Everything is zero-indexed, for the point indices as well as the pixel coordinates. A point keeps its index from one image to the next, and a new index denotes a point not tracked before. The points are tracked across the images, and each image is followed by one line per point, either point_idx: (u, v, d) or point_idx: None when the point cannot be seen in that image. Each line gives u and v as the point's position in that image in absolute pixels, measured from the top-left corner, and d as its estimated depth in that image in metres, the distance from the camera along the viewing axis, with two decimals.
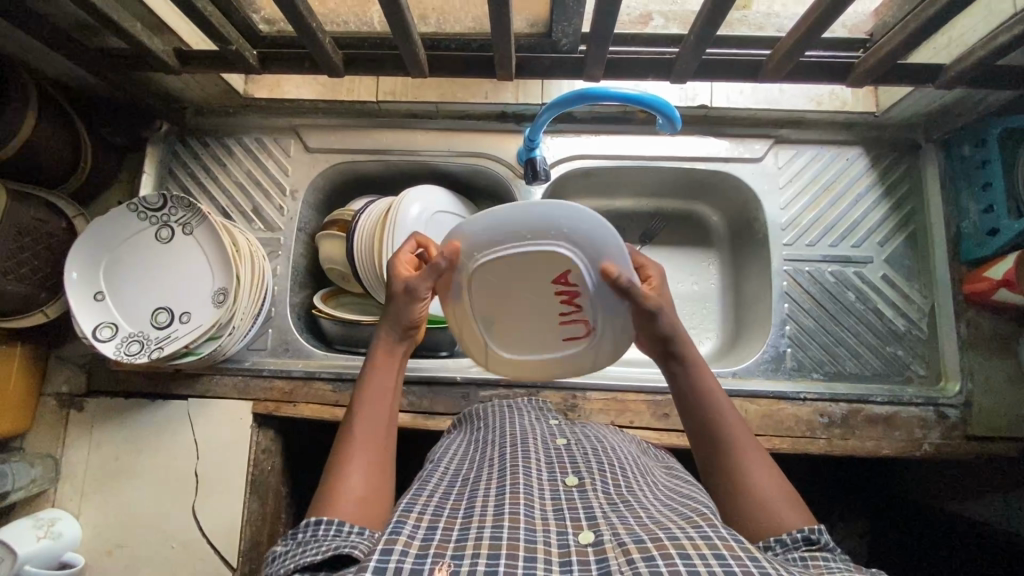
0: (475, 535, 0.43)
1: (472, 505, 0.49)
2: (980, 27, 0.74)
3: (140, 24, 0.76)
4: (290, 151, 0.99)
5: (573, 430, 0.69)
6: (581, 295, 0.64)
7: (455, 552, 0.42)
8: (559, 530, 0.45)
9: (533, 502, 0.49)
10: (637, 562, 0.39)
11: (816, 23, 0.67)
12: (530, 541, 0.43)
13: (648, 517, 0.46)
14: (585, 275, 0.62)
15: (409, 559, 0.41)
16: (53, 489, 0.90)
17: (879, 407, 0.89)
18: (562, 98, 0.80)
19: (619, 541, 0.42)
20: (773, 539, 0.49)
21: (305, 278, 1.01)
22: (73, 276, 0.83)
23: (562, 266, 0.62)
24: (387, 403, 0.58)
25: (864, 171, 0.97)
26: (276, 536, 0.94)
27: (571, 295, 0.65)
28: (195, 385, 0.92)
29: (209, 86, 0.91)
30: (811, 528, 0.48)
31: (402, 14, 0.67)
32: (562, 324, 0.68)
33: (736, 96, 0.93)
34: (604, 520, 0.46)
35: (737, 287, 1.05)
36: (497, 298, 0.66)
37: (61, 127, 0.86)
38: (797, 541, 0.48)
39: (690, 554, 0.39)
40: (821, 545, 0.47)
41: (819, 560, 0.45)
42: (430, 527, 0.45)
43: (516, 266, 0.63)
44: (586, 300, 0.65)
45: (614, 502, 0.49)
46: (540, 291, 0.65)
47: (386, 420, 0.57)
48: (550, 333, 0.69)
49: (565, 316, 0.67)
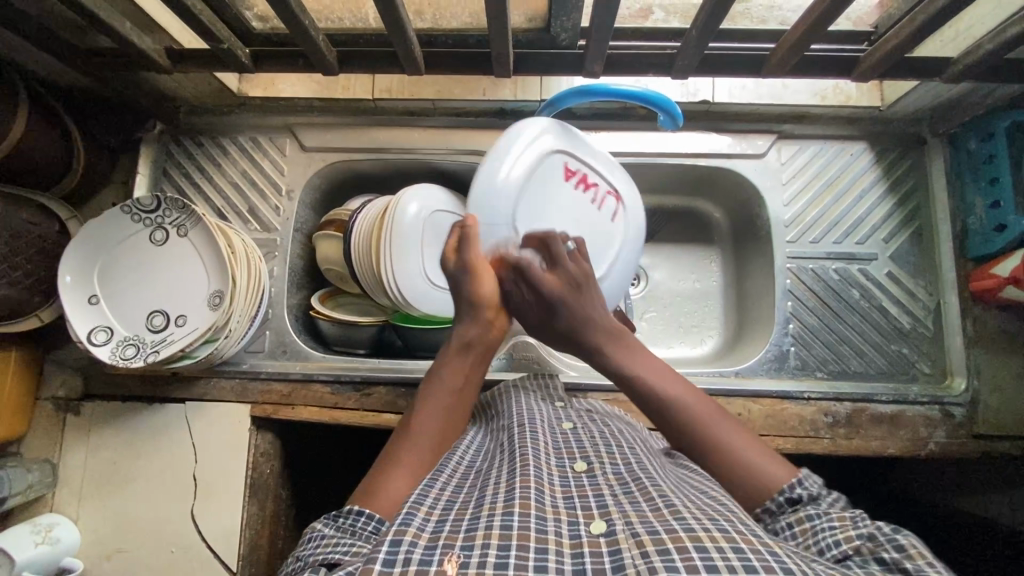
0: (486, 524, 0.42)
1: (483, 492, 0.47)
2: (990, 18, 0.73)
3: (130, 22, 0.75)
4: (286, 151, 0.98)
5: (579, 412, 0.68)
6: (585, 174, 0.78)
7: (465, 543, 0.40)
8: (570, 520, 0.43)
9: (544, 488, 0.48)
10: (651, 555, 0.38)
11: (822, 14, 0.65)
12: (542, 531, 0.41)
13: (662, 500, 0.45)
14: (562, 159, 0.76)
15: (418, 550, 0.40)
16: (51, 494, 0.89)
17: (885, 406, 0.88)
18: (561, 96, 0.77)
19: (632, 532, 0.41)
20: (761, 509, 0.51)
21: (302, 279, 1.00)
22: (68, 279, 0.82)
23: (559, 161, 0.76)
24: (455, 401, 0.60)
25: (869, 165, 0.95)
26: (276, 540, 0.93)
27: (580, 178, 0.78)
28: (192, 389, 0.91)
29: (203, 84, 0.90)
30: (791, 487, 0.50)
31: (397, 12, 0.66)
32: (598, 206, 0.79)
33: (738, 91, 0.91)
34: (616, 508, 0.44)
35: (740, 284, 1.04)
36: (551, 212, 0.75)
37: (52, 128, 0.85)
38: (781, 505, 0.50)
39: (707, 546, 0.38)
40: (803, 501, 0.49)
41: (806, 521, 0.47)
42: (440, 520, 0.44)
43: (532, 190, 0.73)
44: (595, 175, 0.79)
45: (625, 484, 0.49)
46: (561, 197, 0.76)
47: (445, 419, 0.58)
48: (598, 221, 0.79)
49: (595, 200, 0.79)
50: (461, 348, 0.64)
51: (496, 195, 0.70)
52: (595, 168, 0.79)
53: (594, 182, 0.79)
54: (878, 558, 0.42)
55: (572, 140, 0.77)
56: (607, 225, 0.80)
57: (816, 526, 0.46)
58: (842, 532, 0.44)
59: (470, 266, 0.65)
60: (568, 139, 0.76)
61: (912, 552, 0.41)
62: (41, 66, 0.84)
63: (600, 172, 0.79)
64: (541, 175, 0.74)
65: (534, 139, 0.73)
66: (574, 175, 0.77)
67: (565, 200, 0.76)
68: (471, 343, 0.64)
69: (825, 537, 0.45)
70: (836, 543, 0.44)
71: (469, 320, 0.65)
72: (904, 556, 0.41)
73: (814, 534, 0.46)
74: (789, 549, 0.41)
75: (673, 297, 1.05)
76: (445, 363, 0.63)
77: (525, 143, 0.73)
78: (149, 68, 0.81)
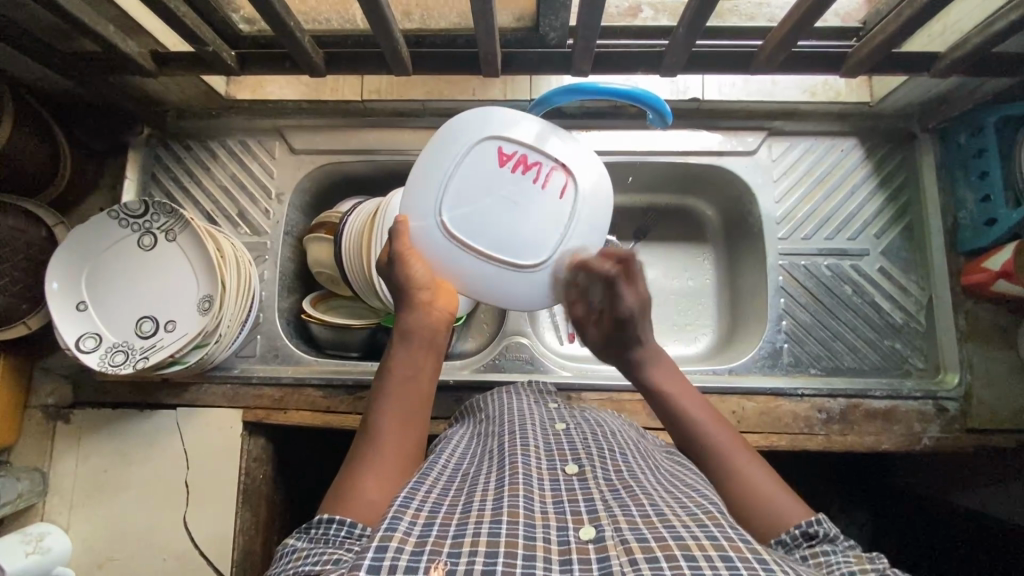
0: (473, 532, 0.42)
1: (470, 499, 0.47)
2: (976, 13, 0.73)
3: (113, 26, 0.74)
4: (275, 154, 0.97)
5: (572, 413, 0.68)
6: (528, 153, 0.63)
7: (452, 550, 0.40)
8: (559, 525, 0.43)
9: (533, 494, 0.47)
10: (640, 563, 0.37)
11: (807, 12, 0.65)
12: (530, 538, 0.41)
13: (652, 508, 0.44)
14: (498, 143, 0.63)
15: (405, 556, 0.39)
16: (41, 503, 0.88)
17: (879, 402, 0.88)
18: (549, 96, 0.76)
19: (621, 539, 0.40)
20: (776, 539, 0.49)
21: (293, 283, 0.99)
22: (55, 286, 0.81)
23: (490, 146, 0.63)
24: (409, 399, 0.58)
25: (859, 162, 0.95)
26: (269, 545, 0.93)
27: (522, 160, 0.63)
28: (183, 395, 0.90)
29: (190, 87, 0.89)
30: (811, 521, 0.48)
31: (383, 12, 0.66)
32: (545, 189, 0.63)
33: (728, 88, 0.91)
34: (605, 514, 0.44)
35: (733, 282, 1.04)
36: (483, 205, 0.63)
37: (37, 134, 0.84)
38: (797, 538, 0.48)
39: (695, 555, 0.38)
40: (819, 537, 0.47)
41: (821, 556, 0.45)
42: (428, 523, 0.44)
43: (461, 184, 0.63)
44: (536, 153, 0.63)
45: (616, 490, 0.48)
46: (498, 183, 0.63)
47: (404, 411, 0.57)
48: (549, 207, 0.63)
49: (540, 182, 0.63)
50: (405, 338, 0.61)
51: (423, 201, 0.63)
52: (537, 146, 0.63)
53: (535, 160, 0.63)
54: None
55: (508, 120, 0.63)
56: (552, 207, 0.63)
57: (831, 561, 0.44)
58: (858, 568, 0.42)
59: (398, 257, 0.63)
60: (503, 118, 0.63)
61: None
62: (26, 72, 0.83)
63: (543, 146, 0.64)
64: (470, 169, 0.63)
65: (461, 133, 0.63)
66: (509, 158, 0.63)
67: (498, 189, 0.63)
68: (413, 332, 0.61)
69: (840, 568, 0.43)
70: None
71: (406, 312, 0.62)
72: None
73: (827, 565, 0.44)
74: (778, 556, 0.40)
75: (667, 295, 1.05)
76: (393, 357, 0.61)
77: (453, 133, 0.63)
78: (134, 72, 0.80)
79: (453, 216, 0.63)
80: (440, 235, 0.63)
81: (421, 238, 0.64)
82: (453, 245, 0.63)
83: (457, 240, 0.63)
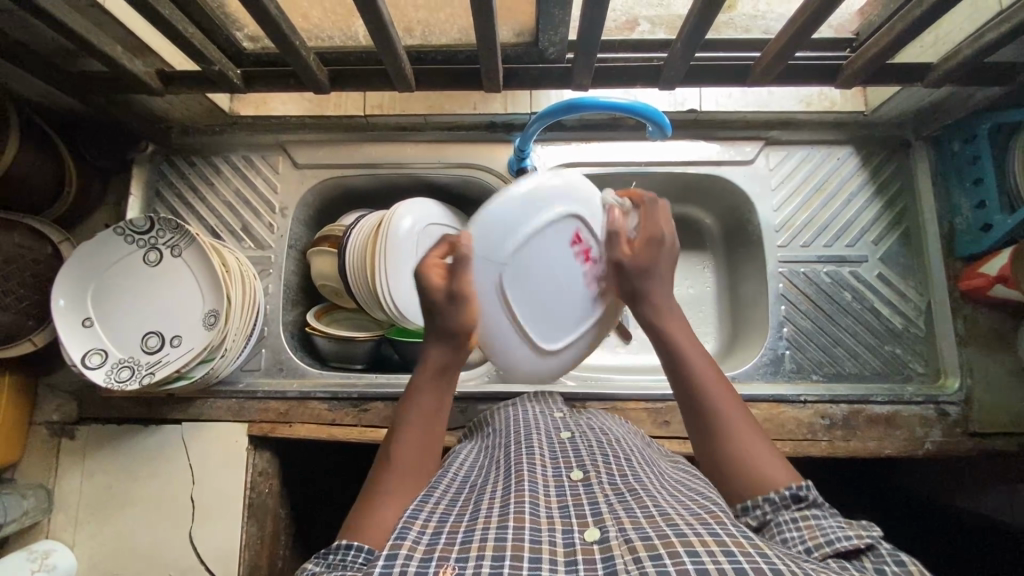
0: (480, 537, 0.42)
1: (478, 507, 0.47)
2: (968, 24, 0.74)
3: (120, 46, 0.76)
4: (279, 168, 0.98)
5: (578, 422, 0.68)
6: (594, 246, 0.69)
7: (460, 555, 0.41)
8: (564, 529, 0.44)
9: (539, 499, 0.48)
10: (644, 561, 0.38)
11: (803, 26, 0.67)
12: (536, 541, 0.42)
13: (656, 508, 0.45)
14: (572, 223, 0.68)
15: (414, 563, 0.41)
16: (46, 520, 0.88)
17: (880, 407, 0.88)
18: (551, 110, 0.78)
19: (625, 538, 0.41)
20: (762, 497, 0.51)
21: (297, 296, 1.00)
22: (61, 303, 0.82)
23: (565, 224, 0.68)
24: (427, 432, 0.58)
25: (855, 170, 0.97)
26: (276, 559, 0.92)
27: (584, 251, 0.69)
28: (188, 410, 0.91)
29: (194, 104, 0.91)
30: (800, 485, 0.50)
31: (387, 30, 0.67)
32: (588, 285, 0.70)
33: (725, 100, 0.93)
34: (610, 515, 0.45)
35: (733, 290, 1.04)
36: (538, 275, 0.68)
37: (43, 152, 0.85)
38: (786, 499, 0.50)
39: (698, 552, 0.38)
40: (809, 501, 0.49)
41: (812, 519, 0.47)
42: (436, 532, 0.44)
43: (533, 241, 0.67)
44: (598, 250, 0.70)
45: (620, 493, 0.49)
46: (557, 259, 0.68)
47: (424, 446, 0.57)
48: (581, 301, 0.71)
49: (587, 278, 0.70)
50: (437, 369, 0.60)
51: (489, 241, 0.65)
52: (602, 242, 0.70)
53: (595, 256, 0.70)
54: (878, 568, 0.41)
55: (584, 206, 0.69)
56: (583, 300, 0.71)
57: (822, 524, 0.46)
58: (851, 533, 0.45)
59: (462, 297, 0.59)
60: (580, 202, 0.69)
61: (911, 568, 0.41)
62: (33, 91, 0.84)
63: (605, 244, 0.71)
64: (547, 234, 0.67)
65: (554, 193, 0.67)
66: (580, 243, 0.69)
67: (558, 263, 0.69)
68: (447, 368, 0.61)
69: (833, 532, 0.45)
70: (843, 539, 0.44)
71: (441, 344, 0.61)
72: (903, 570, 0.41)
73: (819, 529, 0.46)
74: (781, 551, 0.41)
75: None
76: (420, 387, 0.60)
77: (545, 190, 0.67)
78: (141, 91, 0.81)
79: (511, 271, 0.66)
80: (495, 281, 0.66)
81: (480, 267, 0.65)
82: (503, 295, 0.67)
83: (507, 292, 0.67)
